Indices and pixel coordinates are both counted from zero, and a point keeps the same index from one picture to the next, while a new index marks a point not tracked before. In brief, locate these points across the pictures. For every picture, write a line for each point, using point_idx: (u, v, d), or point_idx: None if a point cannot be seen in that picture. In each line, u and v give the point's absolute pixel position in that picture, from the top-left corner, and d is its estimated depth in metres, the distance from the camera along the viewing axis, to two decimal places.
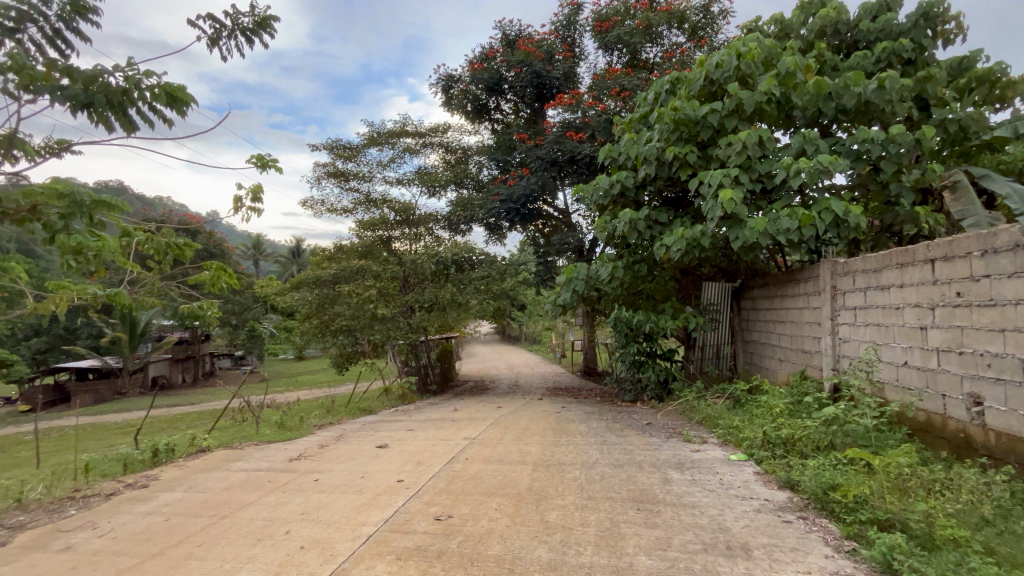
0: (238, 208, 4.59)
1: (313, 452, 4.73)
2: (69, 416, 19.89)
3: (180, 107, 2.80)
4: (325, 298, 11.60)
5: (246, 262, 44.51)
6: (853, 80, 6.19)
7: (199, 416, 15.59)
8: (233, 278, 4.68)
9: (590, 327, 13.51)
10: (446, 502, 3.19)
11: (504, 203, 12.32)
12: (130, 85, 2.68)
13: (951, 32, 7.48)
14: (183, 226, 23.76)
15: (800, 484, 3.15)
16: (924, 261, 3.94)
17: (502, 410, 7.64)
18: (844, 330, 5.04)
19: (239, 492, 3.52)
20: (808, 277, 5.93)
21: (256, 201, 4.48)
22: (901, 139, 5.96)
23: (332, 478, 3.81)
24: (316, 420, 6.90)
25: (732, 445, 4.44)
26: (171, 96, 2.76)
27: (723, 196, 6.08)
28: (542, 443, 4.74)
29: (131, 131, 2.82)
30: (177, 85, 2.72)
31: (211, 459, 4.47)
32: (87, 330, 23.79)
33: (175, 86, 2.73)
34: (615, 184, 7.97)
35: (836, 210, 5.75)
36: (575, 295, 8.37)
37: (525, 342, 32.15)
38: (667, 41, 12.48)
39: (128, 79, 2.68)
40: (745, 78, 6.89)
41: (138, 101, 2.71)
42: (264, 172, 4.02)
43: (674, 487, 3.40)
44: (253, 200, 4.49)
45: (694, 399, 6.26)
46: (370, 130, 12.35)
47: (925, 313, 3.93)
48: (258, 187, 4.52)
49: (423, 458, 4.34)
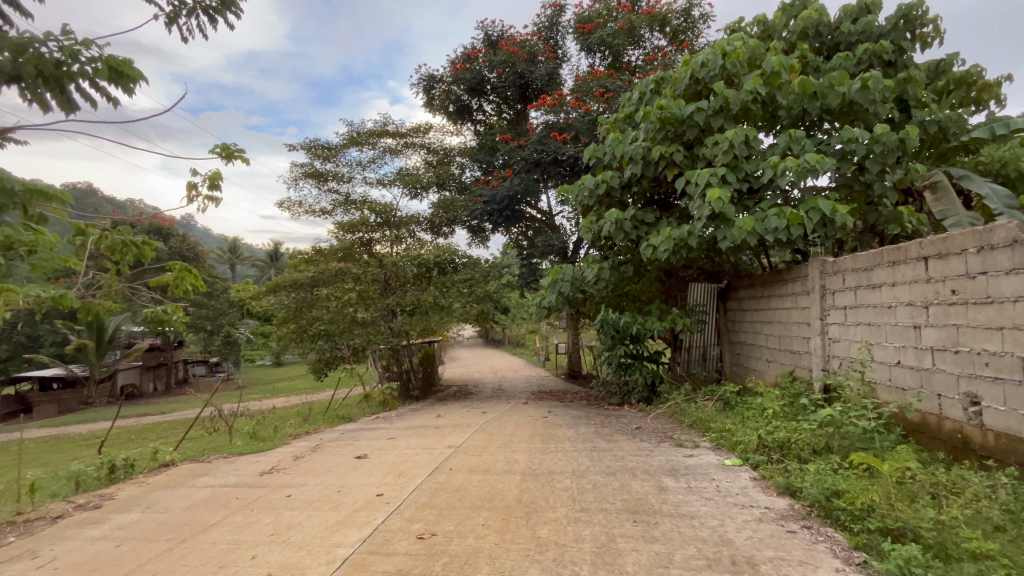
0: (193, 196, 4.20)
1: (286, 465, 4.44)
2: (30, 428, 18.97)
3: (127, 83, 2.54)
4: (303, 301, 11.25)
5: (221, 267, 43.35)
6: (837, 80, 6.20)
7: (170, 426, 14.96)
8: (199, 278, 4.35)
9: (574, 330, 13.41)
10: (429, 518, 2.97)
11: (487, 204, 12.14)
12: (65, 56, 2.42)
13: (929, 36, 7.59)
14: (155, 229, 22.99)
15: (801, 491, 3.02)
16: (917, 259, 3.87)
17: (487, 415, 7.43)
18: (834, 330, 4.98)
19: (204, 511, 3.24)
20: (796, 277, 5.87)
21: (213, 189, 4.12)
22: (885, 139, 5.95)
23: (306, 494, 3.55)
24: (293, 429, 6.60)
25: (725, 449, 4.31)
26: (116, 70, 2.50)
27: (710, 195, 5.99)
28: (530, 451, 4.55)
29: (70, 111, 2.56)
30: (121, 59, 2.46)
31: (174, 475, 4.16)
32: (51, 337, 22.77)
33: (119, 59, 2.46)
34: (600, 184, 7.86)
35: (823, 208, 5.71)
36: (561, 297, 8.21)
37: (508, 346, 31.99)
38: (649, 44, 12.49)
39: (64, 49, 2.42)
40: (730, 77, 6.84)
41: (76, 74, 2.45)
42: (230, 163, 3.73)
43: (670, 496, 3.24)
44: (210, 187, 4.11)
45: (682, 402, 6.15)
46: (349, 130, 12.05)
47: (918, 312, 3.86)
48: (216, 174, 4.15)
49: (404, 470, 4.09)
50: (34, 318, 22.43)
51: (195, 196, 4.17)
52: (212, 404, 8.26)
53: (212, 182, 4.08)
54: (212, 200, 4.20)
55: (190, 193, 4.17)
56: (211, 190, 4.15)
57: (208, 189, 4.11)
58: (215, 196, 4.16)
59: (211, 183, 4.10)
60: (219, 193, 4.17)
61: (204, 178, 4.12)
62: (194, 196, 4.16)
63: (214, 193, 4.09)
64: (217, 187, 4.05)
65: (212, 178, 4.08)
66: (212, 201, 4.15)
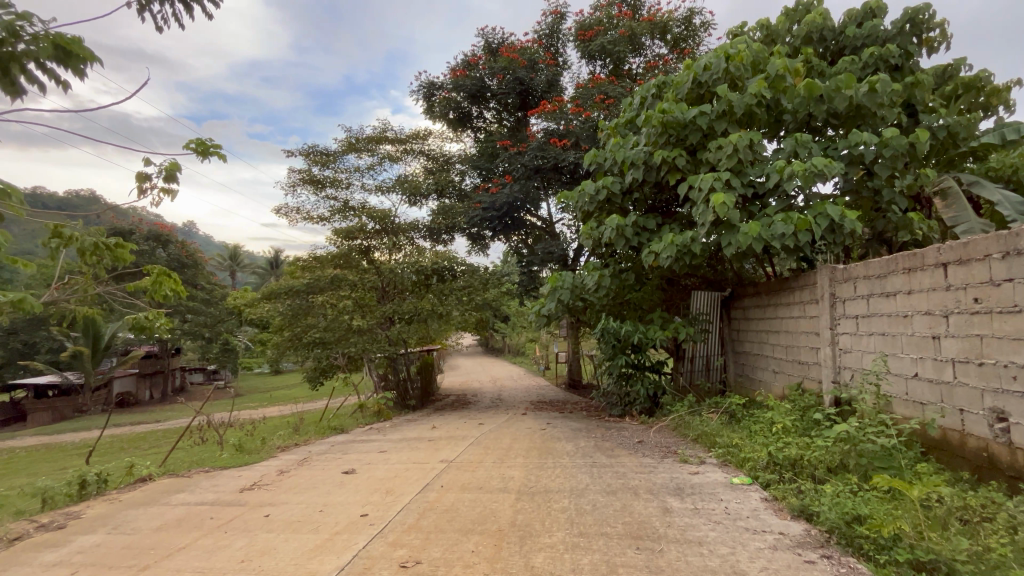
0: (144, 189, 3.85)
1: (269, 481, 4.20)
2: (23, 437, 18.71)
3: (76, 63, 2.55)
4: (299, 308, 11.04)
5: (221, 273, 43.21)
6: (844, 83, 6.03)
7: (163, 435, 14.68)
8: (179, 283, 4.17)
9: (575, 338, 13.19)
10: (415, 544, 2.75)
11: (486, 211, 11.98)
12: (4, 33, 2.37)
13: (935, 41, 7.45)
14: (154, 236, 22.85)
15: (818, 515, 2.78)
16: (935, 265, 3.67)
17: (483, 427, 7.18)
18: (845, 340, 4.76)
19: (173, 533, 3.01)
20: (803, 285, 5.66)
21: (169, 181, 3.87)
22: (895, 143, 5.77)
23: (286, 514, 3.32)
24: (282, 441, 6.38)
25: (732, 466, 4.08)
26: (64, 50, 2.50)
27: (714, 200, 5.80)
28: (526, 467, 4.32)
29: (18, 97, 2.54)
30: (68, 37, 2.45)
31: (149, 491, 3.93)
32: (48, 343, 22.59)
33: (64, 38, 2.45)
34: (600, 190, 7.68)
35: (831, 214, 5.52)
36: (560, 305, 7.98)
37: (509, 355, 31.72)
38: (650, 52, 12.41)
39: (5, 26, 2.38)
40: (734, 80, 6.68)
41: (17, 52, 2.41)
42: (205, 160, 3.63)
43: (675, 519, 3.00)
44: (166, 179, 3.86)
45: (686, 414, 5.91)
46: (348, 136, 11.94)
47: (938, 321, 3.64)
48: (173, 165, 3.87)
49: (392, 487, 3.86)
50: (30, 325, 22.25)
51: (146, 189, 3.84)
52: (202, 414, 8.03)
53: (168, 173, 3.83)
54: (167, 192, 3.94)
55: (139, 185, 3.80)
56: (166, 181, 3.88)
57: (165, 181, 3.84)
58: (171, 188, 3.91)
59: (166, 173, 3.83)
60: (176, 185, 3.91)
61: (159, 169, 3.84)
62: (146, 188, 3.84)
63: (171, 185, 3.83)
64: (174, 178, 3.81)
65: (168, 169, 3.82)
66: (168, 193, 3.89)
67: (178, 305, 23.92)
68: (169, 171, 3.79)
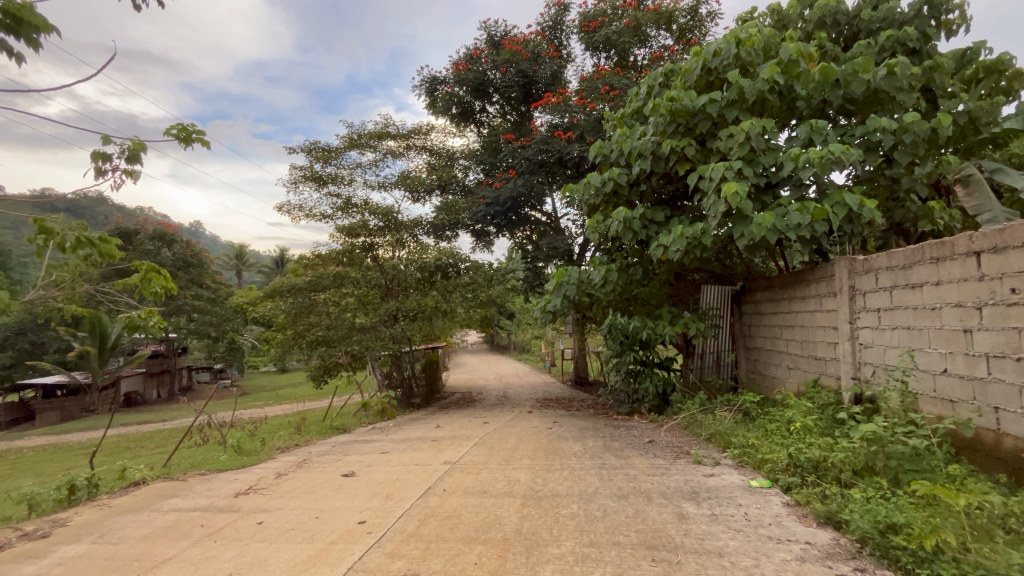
0: (101, 169, 3.53)
1: (265, 485, 4.05)
2: (31, 437, 18.77)
3: (28, 31, 2.45)
4: (301, 307, 10.92)
5: (227, 272, 43.36)
6: (861, 66, 5.79)
7: (169, 435, 14.64)
8: (169, 279, 4.03)
9: (581, 335, 13.00)
10: (414, 555, 2.58)
11: (490, 206, 11.73)
12: None
13: (954, 23, 7.16)
14: (159, 235, 22.85)
15: (849, 523, 2.59)
16: (967, 254, 3.45)
17: (489, 426, 6.99)
18: (865, 334, 4.54)
19: (162, 542, 2.87)
20: (819, 277, 5.42)
21: (132, 162, 3.57)
22: (916, 127, 5.50)
23: (280, 520, 3.16)
24: (283, 441, 6.24)
25: (749, 468, 3.88)
26: (15, 17, 2.39)
27: (725, 189, 5.57)
28: (533, 469, 4.14)
29: None
30: (18, 4, 2.33)
31: (141, 496, 3.78)
32: (56, 343, 22.67)
33: (14, 3, 2.34)
34: (606, 182, 7.45)
35: (849, 203, 5.28)
36: (566, 301, 7.77)
37: (514, 351, 31.61)
38: (655, 43, 12.14)
39: None
40: (745, 67, 6.43)
41: None
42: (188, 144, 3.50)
43: (692, 526, 2.81)
44: (128, 159, 3.55)
45: (698, 412, 5.70)
46: (349, 132, 11.77)
47: (969, 314, 3.42)
48: (137, 145, 3.55)
49: (392, 491, 3.69)
50: (37, 325, 22.32)
51: (105, 169, 3.51)
52: (203, 413, 7.92)
53: (132, 154, 3.54)
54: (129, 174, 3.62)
55: (98, 164, 3.48)
56: (129, 162, 3.58)
57: (127, 163, 3.57)
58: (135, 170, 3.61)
59: (130, 152, 3.53)
60: (140, 167, 3.62)
61: (121, 150, 3.52)
62: (104, 168, 3.54)
63: (136, 167, 3.56)
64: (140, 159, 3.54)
65: (132, 148, 3.54)
66: (130, 175, 3.61)
67: (183, 304, 23.89)
68: (134, 149, 3.52)
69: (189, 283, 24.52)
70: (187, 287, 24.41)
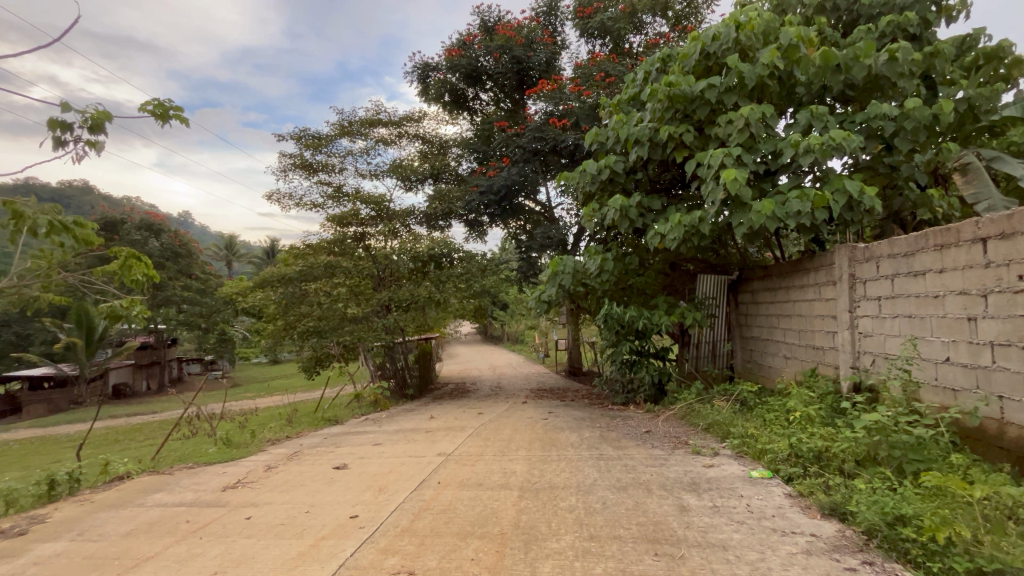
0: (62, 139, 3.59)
1: (254, 479, 3.93)
2: (17, 429, 18.45)
3: None
4: (292, 297, 10.73)
5: (217, 263, 42.83)
6: (863, 50, 5.69)
7: (158, 427, 14.44)
8: (150, 266, 3.89)
9: (575, 325, 12.95)
10: (409, 550, 2.49)
11: (484, 194, 11.55)
12: None
13: (954, 10, 7.06)
14: (146, 225, 22.45)
15: (855, 514, 2.53)
16: (973, 241, 3.39)
17: (483, 417, 6.89)
18: (866, 323, 4.49)
19: (145, 539, 2.75)
20: (819, 266, 5.35)
21: (94, 132, 3.61)
22: (918, 113, 5.41)
23: (269, 515, 3.05)
24: (273, 433, 6.12)
25: (749, 458, 3.82)
26: None
27: (725, 176, 5.46)
28: (529, 460, 4.07)
29: None
30: None
31: (125, 491, 3.66)
32: (42, 335, 22.31)
33: None
34: (603, 169, 7.32)
35: (850, 190, 5.20)
36: (561, 291, 7.66)
37: (507, 342, 31.56)
38: (651, 30, 11.93)
39: None
40: (745, 51, 6.30)
41: None
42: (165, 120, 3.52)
43: (694, 519, 2.74)
44: (91, 130, 3.59)
45: (695, 402, 5.64)
46: (340, 119, 11.52)
47: (974, 302, 3.36)
48: (100, 116, 3.58)
49: (385, 484, 3.60)
50: (22, 316, 21.90)
51: (65, 139, 3.58)
52: (192, 405, 7.77)
53: (94, 125, 3.58)
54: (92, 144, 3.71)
55: (59, 135, 3.54)
56: (92, 132, 3.62)
57: (88, 132, 3.62)
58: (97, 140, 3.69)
59: (95, 123, 3.57)
60: (102, 136, 3.67)
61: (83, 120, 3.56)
62: (65, 137, 3.60)
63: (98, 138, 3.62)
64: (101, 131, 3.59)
65: (95, 119, 3.57)
66: (92, 147, 3.70)
67: (172, 296, 23.49)
68: (96, 120, 3.55)
69: (178, 274, 24.16)
70: (176, 277, 24.05)
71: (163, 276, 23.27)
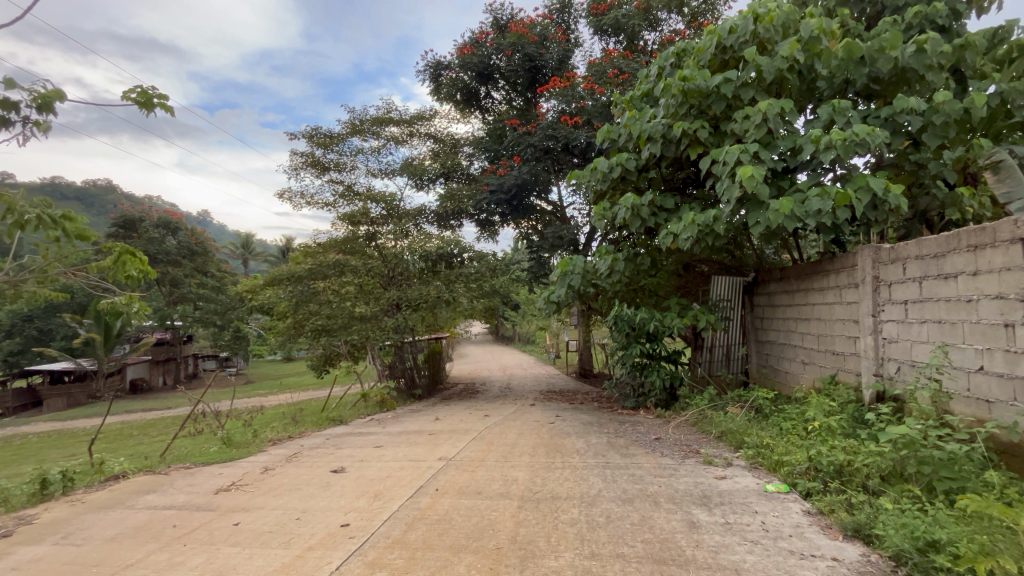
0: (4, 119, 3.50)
1: (249, 481, 3.83)
2: (36, 423, 18.81)
3: None
4: (302, 295, 10.69)
5: (234, 261, 43.39)
6: (889, 42, 5.41)
7: (171, 424, 14.58)
8: (144, 262, 3.91)
9: (586, 326, 12.73)
10: (398, 564, 2.35)
11: (494, 193, 11.33)
12: None
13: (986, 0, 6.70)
14: (164, 222, 22.79)
15: (883, 538, 2.32)
16: (1010, 241, 3.15)
17: (489, 420, 6.75)
18: (890, 329, 4.24)
19: (129, 545, 2.66)
20: (840, 267, 5.09)
21: (43, 111, 3.57)
22: (948, 107, 5.12)
23: (258, 522, 2.94)
24: (276, 433, 6.05)
25: (765, 470, 3.61)
26: None
27: (741, 172, 5.23)
28: (532, 468, 3.90)
29: None
30: None
31: (117, 491, 3.59)
32: (63, 330, 22.78)
33: None
34: (614, 167, 7.13)
35: (874, 187, 4.93)
36: (571, 291, 7.47)
37: (519, 342, 31.43)
38: (666, 27, 11.67)
39: None
40: (763, 44, 6.06)
41: None
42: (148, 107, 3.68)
43: (703, 537, 2.56)
44: (39, 108, 3.55)
45: (708, 408, 5.42)
46: (351, 118, 11.49)
47: (1012, 306, 3.12)
48: (50, 94, 3.56)
49: (382, 491, 3.46)
50: (44, 311, 22.39)
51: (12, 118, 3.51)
52: (199, 402, 7.75)
53: (43, 103, 3.55)
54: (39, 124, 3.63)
55: (7, 114, 3.48)
56: (40, 111, 3.57)
57: (35, 110, 3.55)
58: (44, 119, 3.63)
59: (45, 101, 3.53)
60: (50, 116, 3.64)
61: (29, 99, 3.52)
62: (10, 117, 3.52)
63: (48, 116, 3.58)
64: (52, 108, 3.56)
65: (43, 97, 3.54)
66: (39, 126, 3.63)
67: (188, 293, 23.81)
68: (46, 98, 3.52)
69: (194, 271, 24.53)
70: (192, 275, 24.38)
71: (179, 274, 23.63)
